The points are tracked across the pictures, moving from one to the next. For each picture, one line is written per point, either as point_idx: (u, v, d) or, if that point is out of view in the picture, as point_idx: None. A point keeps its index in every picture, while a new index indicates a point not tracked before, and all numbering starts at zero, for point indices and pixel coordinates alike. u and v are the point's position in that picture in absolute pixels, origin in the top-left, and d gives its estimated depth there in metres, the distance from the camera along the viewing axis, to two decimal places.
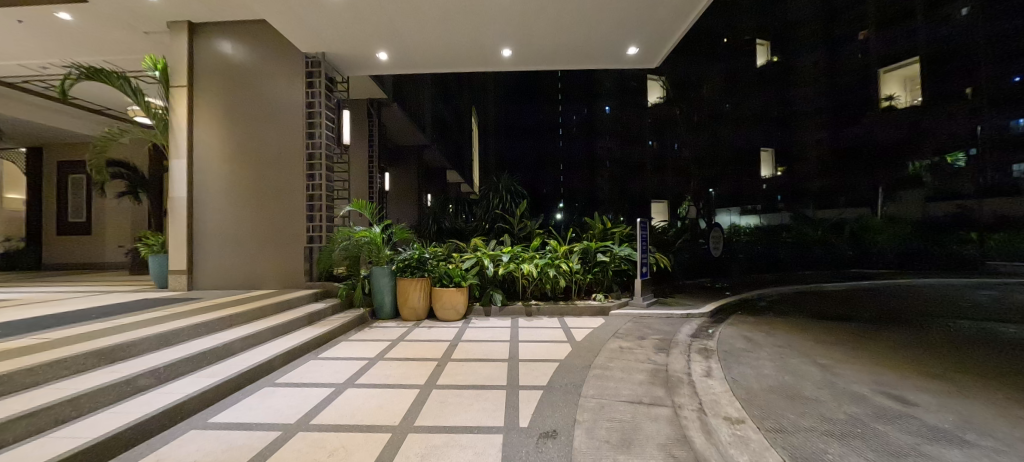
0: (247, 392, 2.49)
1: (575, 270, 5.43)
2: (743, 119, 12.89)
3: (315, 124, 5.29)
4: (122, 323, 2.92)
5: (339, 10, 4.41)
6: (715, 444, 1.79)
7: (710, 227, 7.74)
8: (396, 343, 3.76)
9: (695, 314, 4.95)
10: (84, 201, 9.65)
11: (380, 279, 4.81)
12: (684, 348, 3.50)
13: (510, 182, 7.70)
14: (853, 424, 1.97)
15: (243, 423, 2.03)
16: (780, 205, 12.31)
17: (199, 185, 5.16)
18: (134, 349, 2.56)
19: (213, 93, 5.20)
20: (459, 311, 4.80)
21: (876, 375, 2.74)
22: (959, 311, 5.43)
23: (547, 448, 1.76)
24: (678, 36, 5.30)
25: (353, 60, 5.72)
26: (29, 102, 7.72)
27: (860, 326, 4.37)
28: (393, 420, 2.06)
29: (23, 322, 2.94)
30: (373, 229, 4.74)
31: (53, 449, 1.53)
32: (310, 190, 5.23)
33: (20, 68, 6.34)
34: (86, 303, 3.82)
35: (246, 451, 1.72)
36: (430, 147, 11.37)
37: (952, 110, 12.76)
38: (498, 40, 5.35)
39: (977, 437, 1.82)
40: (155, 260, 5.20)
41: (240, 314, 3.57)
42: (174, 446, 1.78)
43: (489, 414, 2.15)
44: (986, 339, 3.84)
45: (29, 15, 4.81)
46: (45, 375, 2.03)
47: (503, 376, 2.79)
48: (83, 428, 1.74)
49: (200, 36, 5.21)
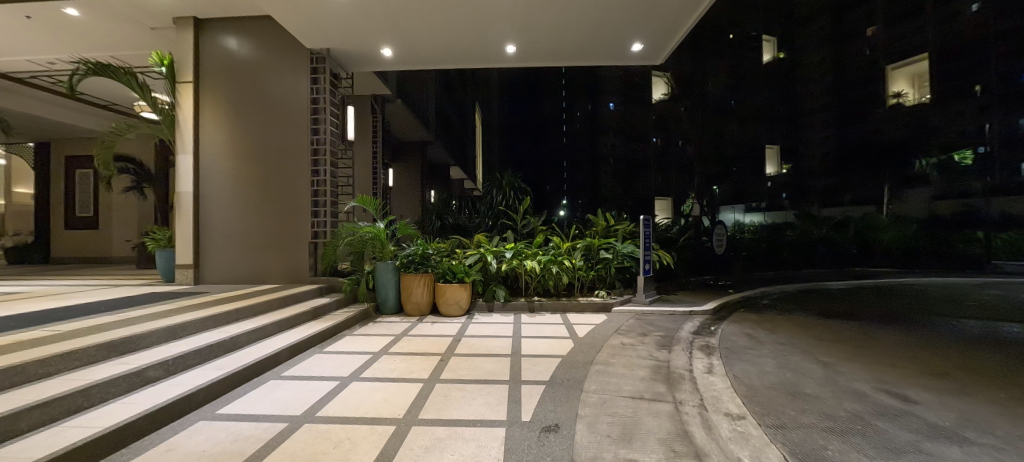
0: (253, 386, 2.52)
1: (578, 267, 5.43)
2: (749, 116, 12.79)
3: (320, 119, 5.34)
4: (132, 316, 2.97)
5: (342, 7, 4.43)
6: (716, 439, 1.81)
7: (714, 224, 7.71)
8: (400, 337, 3.81)
9: (697, 311, 4.97)
10: (92, 196, 9.75)
11: (383, 275, 4.86)
12: (686, 345, 3.51)
13: (513, 179, 7.72)
14: (854, 421, 1.98)
15: (251, 416, 2.06)
16: (785, 203, 12.27)
17: (204, 181, 5.21)
18: (144, 342, 2.62)
19: (218, 89, 5.23)
20: (462, 307, 4.82)
21: (877, 373, 2.74)
22: (964, 311, 5.38)
23: (548, 442, 1.79)
24: (682, 33, 5.26)
25: (357, 56, 5.75)
26: (37, 98, 7.79)
27: (864, 325, 4.35)
28: (397, 413, 2.10)
29: (34, 315, 2.98)
30: (377, 225, 4.78)
31: (65, 439, 1.56)
32: (316, 187, 5.30)
33: (28, 64, 6.40)
34: (93, 297, 3.87)
35: (253, 443, 1.75)
36: (434, 144, 11.33)
37: (959, 108, 12.47)
38: (501, 37, 5.36)
39: (977, 435, 1.83)
40: (163, 255, 5.27)
41: (246, 308, 3.62)
42: (183, 436, 1.82)
43: (491, 408, 2.18)
44: (989, 339, 3.83)
45: (35, 11, 4.84)
46: (57, 366, 2.08)
47: (506, 371, 2.82)
48: (92, 419, 1.78)
49: (206, 31, 5.23)
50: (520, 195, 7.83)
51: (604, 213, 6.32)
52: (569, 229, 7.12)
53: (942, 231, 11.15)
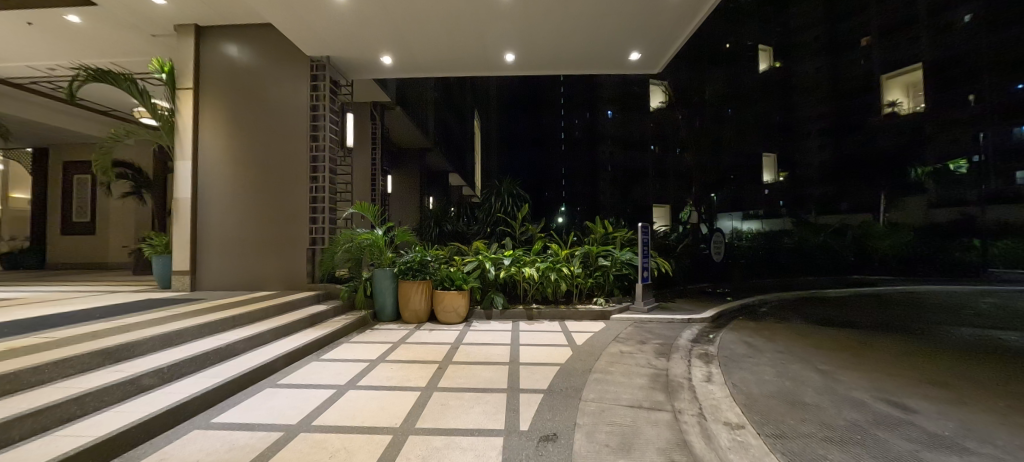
0: (249, 394, 2.50)
1: (576, 274, 5.40)
2: (746, 123, 12.84)
3: (319, 125, 5.35)
4: (127, 322, 2.94)
5: (345, 16, 4.48)
6: (714, 449, 1.81)
7: (712, 232, 7.88)
8: (398, 345, 3.77)
9: (696, 319, 4.97)
10: (89, 201, 9.73)
11: (382, 282, 4.85)
12: (685, 353, 3.50)
13: (512, 186, 7.82)
14: (853, 430, 1.97)
15: (247, 424, 2.04)
16: (782, 210, 12.31)
17: (202, 185, 5.21)
18: (138, 349, 2.59)
19: (220, 95, 5.26)
20: (460, 314, 4.80)
21: (876, 382, 2.73)
22: (961, 319, 5.39)
23: (547, 452, 1.77)
24: (679, 41, 5.31)
25: (359, 64, 5.79)
26: (35, 103, 7.80)
27: (862, 333, 4.34)
28: (394, 422, 2.08)
29: (27, 321, 2.95)
30: (375, 232, 4.79)
31: (55, 449, 1.53)
32: (314, 192, 5.29)
33: (29, 69, 6.42)
34: (92, 303, 3.87)
35: (247, 452, 1.73)
36: (432, 150, 11.35)
37: (953, 117, 12.40)
38: (502, 45, 5.40)
39: (977, 444, 1.82)
40: (160, 261, 5.26)
41: (242, 315, 3.58)
42: (178, 445, 1.80)
43: (490, 417, 2.16)
44: (990, 348, 3.81)
45: (37, 16, 4.86)
46: (50, 373, 2.05)
47: (504, 379, 2.81)
48: (86, 427, 1.75)
49: (208, 39, 5.27)
50: (518, 202, 7.88)
51: (602, 220, 6.34)
52: (568, 235, 7.15)
53: (939, 239, 11.17)
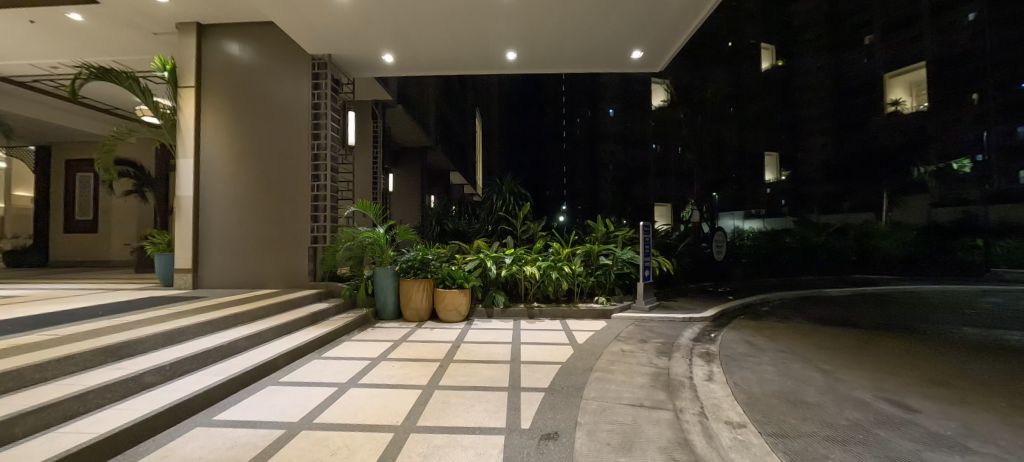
0: (250, 392, 2.50)
1: (577, 273, 5.38)
2: (748, 122, 12.79)
3: (320, 124, 5.36)
4: (129, 320, 2.95)
5: (345, 13, 4.47)
6: (715, 448, 1.81)
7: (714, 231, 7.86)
8: (399, 343, 3.77)
9: (697, 318, 4.96)
10: (92, 199, 9.76)
11: (383, 281, 4.86)
12: (686, 352, 3.49)
13: (513, 185, 7.81)
14: (855, 430, 1.97)
15: (249, 421, 2.05)
16: (784, 209, 12.26)
17: (204, 184, 5.22)
18: (141, 346, 2.60)
19: (221, 93, 5.26)
20: (462, 313, 4.80)
21: (878, 382, 2.72)
22: (964, 319, 5.36)
23: (547, 450, 1.77)
24: (682, 40, 5.29)
25: (360, 62, 5.78)
26: (38, 101, 7.83)
27: (864, 332, 4.33)
28: (394, 420, 2.08)
29: (31, 319, 2.97)
30: (377, 230, 4.79)
31: (57, 446, 1.54)
32: (316, 190, 5.30)
33: (31, 68, 6.43)
34: (95, 301, 3.88)
35: (248, 450, 1.73)
36: (433, 149, 11.31)
37: (956, 116, 12.34)
38: (503, 43, 5.38)
39: (980, 444, 1.82)
40: (162, 259, 5.28)
41: (244, 314, 3.59)
42: (180, 442, 1.81)
43: (490, 415, 2.16)
44: (993, 347, 3.79)
45: (39, 14, 4.87)
46: (53, 371, 2.06)
47: (505, 378, 2.81)
48: (88, 424, 1.76)
49: (209, 38, 5.27)
50: (519, 200, 7.87)
51: (604, 218, 6.33)
52: (569, 234, 7.14)
53: (942, 238, 11.12)
